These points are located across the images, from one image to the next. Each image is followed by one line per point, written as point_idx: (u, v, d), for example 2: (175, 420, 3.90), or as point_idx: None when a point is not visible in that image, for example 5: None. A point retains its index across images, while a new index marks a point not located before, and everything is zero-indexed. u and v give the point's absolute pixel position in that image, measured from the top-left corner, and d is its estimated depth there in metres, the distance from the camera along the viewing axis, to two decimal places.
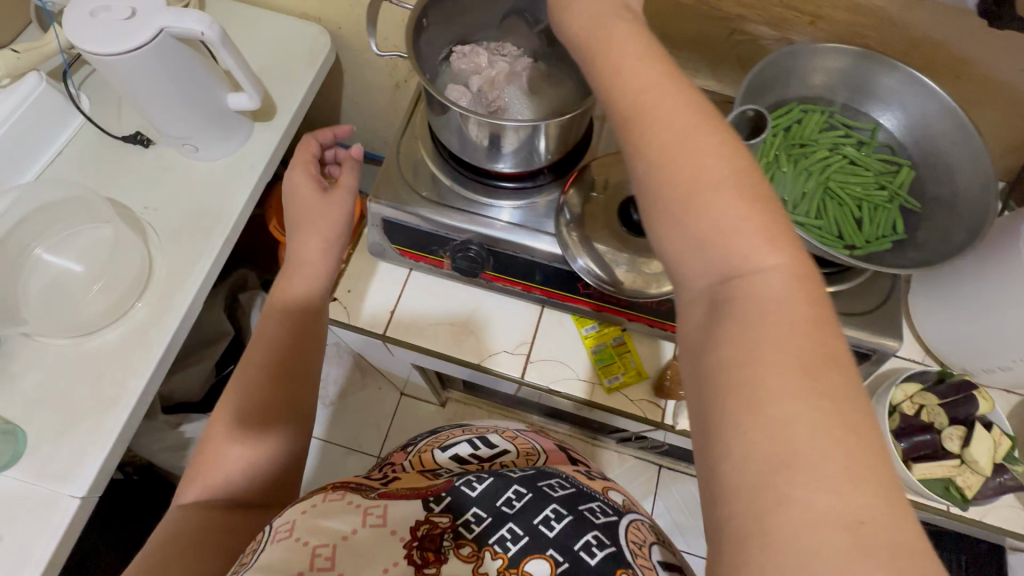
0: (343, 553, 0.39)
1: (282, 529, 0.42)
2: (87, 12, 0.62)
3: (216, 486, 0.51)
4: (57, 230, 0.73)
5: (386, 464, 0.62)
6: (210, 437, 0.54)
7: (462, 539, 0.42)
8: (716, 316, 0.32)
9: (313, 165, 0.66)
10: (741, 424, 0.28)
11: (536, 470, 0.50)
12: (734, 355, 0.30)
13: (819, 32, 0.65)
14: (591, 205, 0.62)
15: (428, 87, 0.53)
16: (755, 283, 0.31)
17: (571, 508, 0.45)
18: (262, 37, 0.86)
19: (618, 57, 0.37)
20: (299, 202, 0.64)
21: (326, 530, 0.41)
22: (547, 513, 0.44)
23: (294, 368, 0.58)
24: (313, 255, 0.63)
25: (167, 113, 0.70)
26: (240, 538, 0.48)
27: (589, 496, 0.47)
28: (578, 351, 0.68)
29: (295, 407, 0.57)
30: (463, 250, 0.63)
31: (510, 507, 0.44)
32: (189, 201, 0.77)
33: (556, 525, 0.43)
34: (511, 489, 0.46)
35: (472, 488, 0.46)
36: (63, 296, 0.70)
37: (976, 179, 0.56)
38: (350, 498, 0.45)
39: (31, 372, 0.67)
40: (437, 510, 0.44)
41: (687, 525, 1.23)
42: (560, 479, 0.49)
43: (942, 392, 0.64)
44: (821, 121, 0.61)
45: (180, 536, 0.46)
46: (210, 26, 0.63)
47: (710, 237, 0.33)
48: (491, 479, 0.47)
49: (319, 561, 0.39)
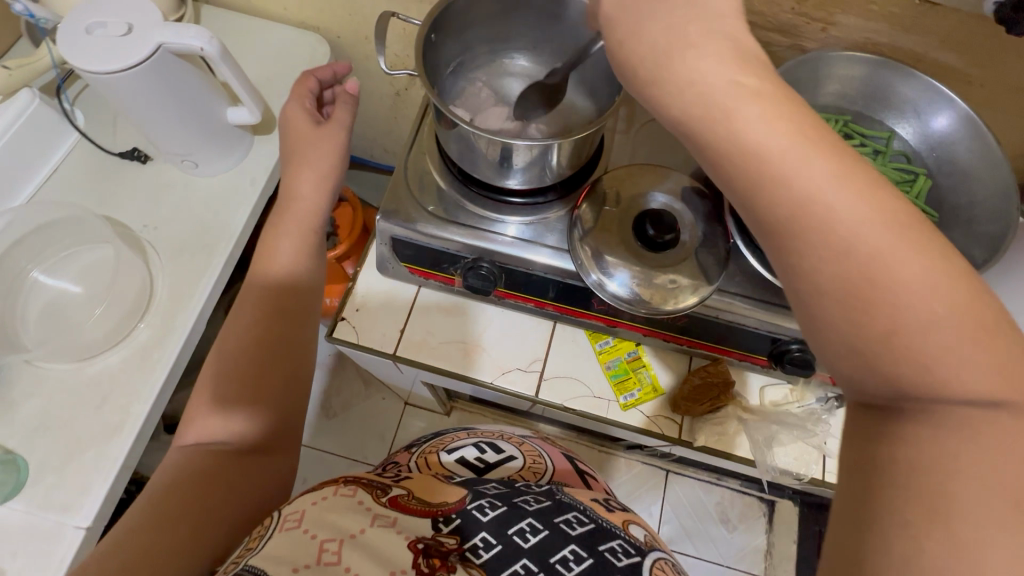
0: (350, 549, 0.37)
1: (290, 518, 0.40)
2: (81, 29, 0.60)
3: (216, 429, 0.49)
4: (55, 251, 0.71)
5: (391, 463, 0.60)
6: (213, 385, 0.52)
7: (470, 563, 0.39)
8: (893, 407, 0.31)
9: (309, 99, 0.64)
10: (915, 525, 0.28)
11: (552, 503, 0.48)
12: (916, 456, 0.29)
13: (831, 39, 0.64)
14: (604, 219, 0.60)
15: (438, 102, 0.51)
16: (928, 371, 0.30)
17: (591, 550, 0.43)
18: (260, 47, 0.84)
19: (642, 77, 0.36)
20: (293, 133, 0.61)
21: (334, 526, 0.39)
22: (565, 554, 0.42)
23: (295, 312, 0.56)
24: (306, 195, 0.60)
25: (165, 129, 0.68)
26: (242, 492, 0.46)
27: (609, 534, 0.46)
28: (593, 368, 0.67)
29: (298, 358, 0.55)
30: (475, 267, 0.61)
31: (524, 540, 0.42)
32: (189, 218, 0.75)
33: (575, 567, 0.41)
34: (525, 521, 0.44)
35: (484, 513, 0.44)
36: (63, 320, 0.69)
37: (995, 187, 0.55)
38: (360, 498, 0.43)
39: (32, 399, 0.65)
40: (446, 531, 0.41)
41: (696, 531, 1.22)
42: (578, 514, 0.47)
43: None
44: (836, 130, 0.60)
45: (182, 482, 0.44)
46: (209, 41, 0.61)
47: (881, 320, 0.31)
48: (503, 507, 0.45)
49: (326, 555, 0.37)
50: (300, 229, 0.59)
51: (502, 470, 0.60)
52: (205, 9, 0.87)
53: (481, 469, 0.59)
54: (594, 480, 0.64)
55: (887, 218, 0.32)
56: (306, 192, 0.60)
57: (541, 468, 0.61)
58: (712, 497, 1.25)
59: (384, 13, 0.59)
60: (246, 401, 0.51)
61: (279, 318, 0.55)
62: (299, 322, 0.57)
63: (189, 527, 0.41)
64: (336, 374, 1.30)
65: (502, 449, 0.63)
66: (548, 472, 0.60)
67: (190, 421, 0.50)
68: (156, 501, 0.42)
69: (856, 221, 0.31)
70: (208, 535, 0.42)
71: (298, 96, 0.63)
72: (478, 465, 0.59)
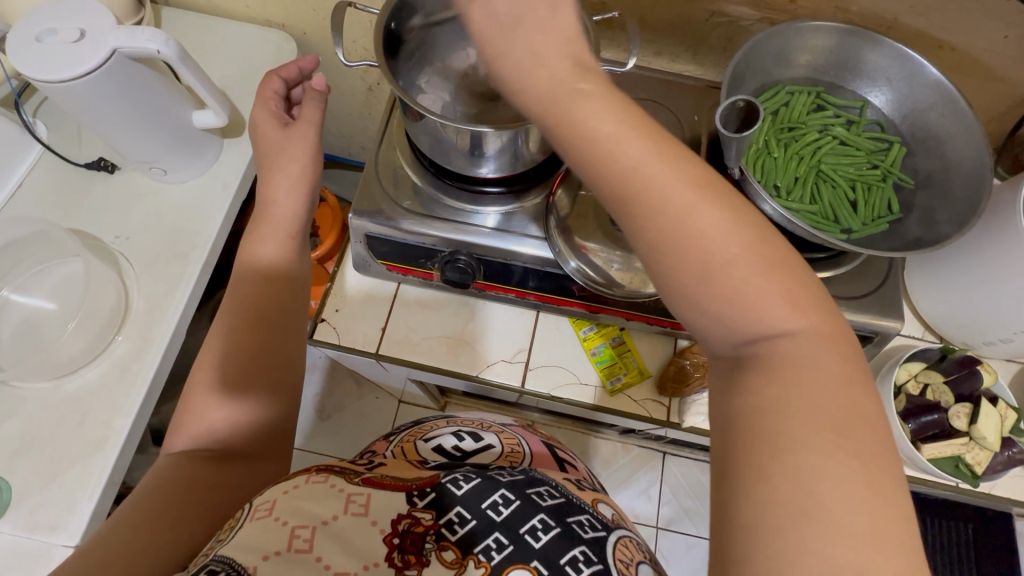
0: (322, 537, 0.38)
1: (261, 508, 0.40)
2: (31, 37, 0.58)
3: (201, 435, 0.48)
4: (25, 268, 0.69)
5: (368, 452, 0.60)
6: (194, 390, 0.50)
7: (444, 542, 0.40)
8: (742, 364, 0.34)
9: (276, 102, 0.62)
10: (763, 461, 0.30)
11: (525, 476, 0.48)
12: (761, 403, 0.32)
13: (800, 10, 0.63)
14: (580, 205, 0.60)
15: (401, 96, 0.50)
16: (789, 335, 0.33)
17: (559, 520, 0.43)
18: (224, 48, 0.82)
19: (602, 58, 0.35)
20: (263, 140, 0.60)
21: (306, 512, 0.39)
22: (535, 523, 0.42)
23: (270, 311, 0.54)
24: (280, 195, 0.58)
25: (129, 136, 0.66)
26: (225, 496, 0.45)
27: (578, 507, 0.46)
28: (579, 356, 0.66)
29: (276, 369, 0.53)
30: (452, 260, 0.60)
31: (497, 512, 0.42)
32: (162, 226, 0.74)
33: (543, 537, 0.41)
34: (498, 493, 0.44)
35: (458, 486, 0.44)
36: (38, 337, 0.67)
37: (967, 151, 0.55)
38: (333, 481, 0.43)
39: (10, 420, 0.64)
40: (420, 506, 0.42)
41: (695, 510, 1.23)
42: (550, 488, 0.47)
43: (947, 368, 0.64)
44: (809, 102, 0.60)
45: (162, 486, 0.44)
46: (166, 43, 0.59)
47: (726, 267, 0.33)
48: (477, 479, 0.45)
49: (298, 543, 0.37)
50: (281, 227, 0.57)
51: (477, 460, 0.58)
52: (165, 11, 0.85)
53: (458, 456, 0.58)
54: (571, 467, 0.63)
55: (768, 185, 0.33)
56: (284, 184, 0.58)
57: (518, 455, 0.61)
58: None
59: (341, 3, 0.57)
60: (228, 392, 0.50)
61: (255, 319, 0.53)
62: (280, 312, 0.54)
63: (168, 528, 0.40)
64: (327, 376, 1.29)
65: (480, 437, 0.63)
66: (527, 461, 0.60)
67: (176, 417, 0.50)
68: (135, 505, 0.42)
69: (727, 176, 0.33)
70: (188, 534, 0.41)
71: (260, 104, 0.61)
72: (453, 454, 0.58)
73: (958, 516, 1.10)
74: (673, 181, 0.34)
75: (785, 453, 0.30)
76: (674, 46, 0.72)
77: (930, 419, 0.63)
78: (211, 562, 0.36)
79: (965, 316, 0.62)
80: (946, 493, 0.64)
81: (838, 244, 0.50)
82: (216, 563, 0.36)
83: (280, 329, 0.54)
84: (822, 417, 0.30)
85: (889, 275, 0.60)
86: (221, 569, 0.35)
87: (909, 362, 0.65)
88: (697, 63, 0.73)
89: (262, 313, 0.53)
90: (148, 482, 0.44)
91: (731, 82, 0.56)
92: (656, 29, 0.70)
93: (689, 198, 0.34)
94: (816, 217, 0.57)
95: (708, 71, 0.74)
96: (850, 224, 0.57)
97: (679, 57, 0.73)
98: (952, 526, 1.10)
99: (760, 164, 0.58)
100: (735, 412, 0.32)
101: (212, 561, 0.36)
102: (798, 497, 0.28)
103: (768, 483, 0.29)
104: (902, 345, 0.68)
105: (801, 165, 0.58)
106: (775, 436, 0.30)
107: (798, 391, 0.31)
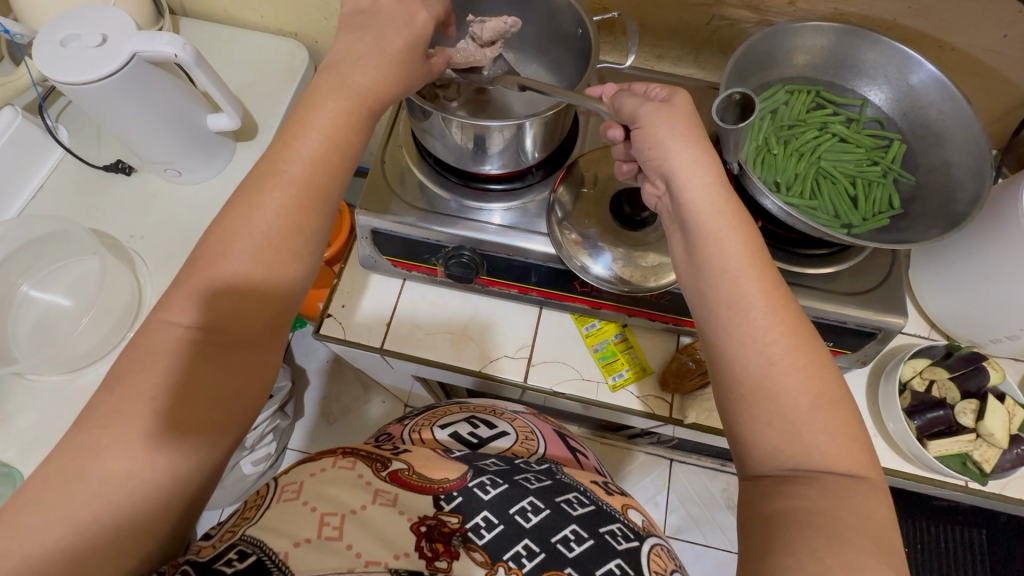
0: (350, 525, 0.39)
1: (288, 489, 0.41)
2: (56, 43, 0.61)
3: None
4: (44, 265, 0.71)
5: (382, 434, 0.60)
6: None
7: (472, 544, 0.42)
8: (793, 417, 0.37)
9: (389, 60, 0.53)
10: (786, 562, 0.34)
11: (553, 482, 0.50)
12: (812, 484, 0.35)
13: (799, 12, 0.64)
14: (583, 201, 0.61)
15: (414, 99, 0.52)
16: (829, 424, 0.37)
17: (591, 532, 0.45)
18: (239, 56, 0.85)
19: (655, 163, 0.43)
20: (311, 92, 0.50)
21: (334, 499, 0.40)
22: (567, 533, 0.44)
23: None
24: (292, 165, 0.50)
25: (148, 139, 0.69)
26: None
27: (609, 517, 0.47)
28: (580, 351, 0.67)
29: None
30: (456, 256, 0.62)
31: (525, 519, 0.44)
32: (176, 226, 0.76)
33: (576, 547, 0.43)
34: (527, 500, 0.46)
35: (485, 491, 0.45)
36: (53, 332, 0.69)
37: (968, 145, 0.55)
38: (360, 470, 0.44)
39: (25, 412, 0.65)
40: (447, 510, 0.43)
41: (703, 519, 1.21)
42: (578, 495, 0.49)
43: (952, 364, 0.63)
44: (809, 101, 0.60)
45: None
46: (183, 48, 0.62)
47: (802, 410, 0.37)
48: (505, 485, 0.46)
49: (328, 530, 0.38)
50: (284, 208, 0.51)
51: (490, 448, 0.59)
52: (182, 21, 0.88)
53: (473, 444, 0.60)
54: (583, 456, 0.65)
55: (811, 352, 0.39)
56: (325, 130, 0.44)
57: (530, 446, 0.61)
58: (717, 484, 1.24)
59: None
60: None
61: None
62: (288, 322, 0.44)
63: None
64: (334, 380, 1.30)
65: (493, 424, 0.63)
66: (539, 452, 0.60)
67: (138, 359, 0.38)
68: None
69: (799, 328, 0.39)
70: None
71: (427, 5, 0.49)
72: (470, 440, 0.60)
73: (972, 523, 1.07)
74: (782, 333, 0.38)
75: (834, 535, 0.34)
76: (675, 50, 0.73)
77: (937, 414, 0.62)
78: (239, 542, 0.37)
79: (971, 314, 0.62)
80: (954, 494, 0.62)
81: (836, 237, 0.50)
82: (245, 542, 0.37)
83: (274, 340, 0.44)
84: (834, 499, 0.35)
85: (891, 274, 0.60)
86: (252, 552, 0.36)
87: (914, 359, 0.63)
88: (699, 66, 0.75)
89: (278, 317, 0.43)
90: None
91: (731, 79, 0.57)
92: (658, 34, 0.71)
93: (794, 355, 0.38)
94: (817, 212, 0.57)
95: (710, 73, 0.75)
96: (851, 219, 0.57)
97: (681, 60, 0.75)
98: (969, 537, 1.07)
99: (760, 160, 0.59)
100: (774, 500, 0.37)
101: (241, 540, 0.37)
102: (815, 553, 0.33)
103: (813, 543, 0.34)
104: (905, 343, 0.67)
105: (801, 161, 0.59)
106: (821, 520, 0.34)
107: (825, 470, 0.36)
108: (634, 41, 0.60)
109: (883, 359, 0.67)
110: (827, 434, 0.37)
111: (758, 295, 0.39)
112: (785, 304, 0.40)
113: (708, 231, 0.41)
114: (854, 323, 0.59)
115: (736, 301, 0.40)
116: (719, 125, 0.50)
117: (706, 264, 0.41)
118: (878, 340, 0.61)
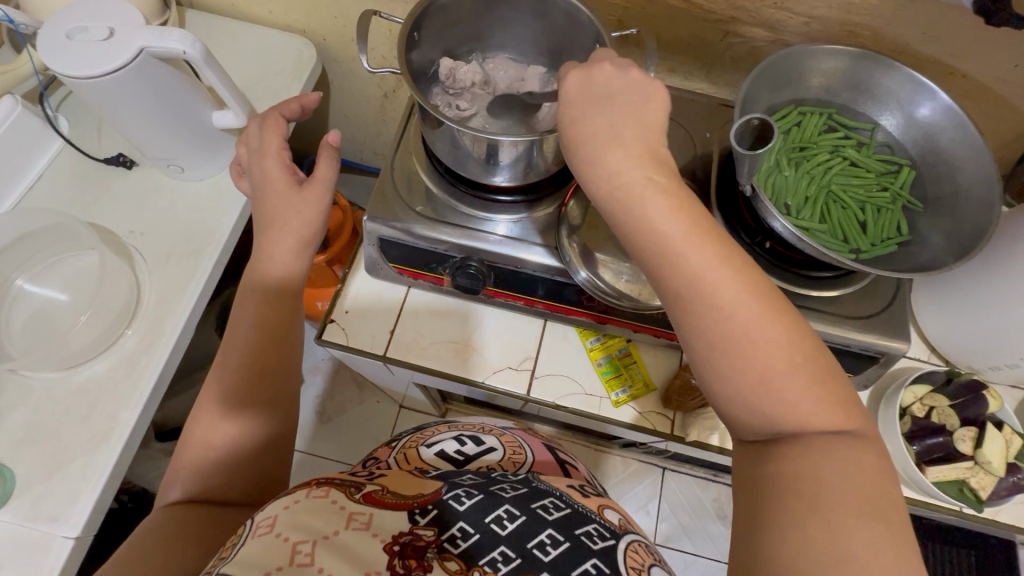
0: (323, 550, 0.38)
1: (262, 524, 0.40)
2: (62, 34, 0.60)
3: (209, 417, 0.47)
4: (40, 259, 0.70)
5: (369, 460, 0.60)
6: (195, 421, 0.48)
7: (447, 554, 0.41)
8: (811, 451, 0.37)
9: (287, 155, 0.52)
10: None
11: (529, 489, 0.49)
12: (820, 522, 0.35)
13: (814, 32, 0.64)
14: (591, 215, 0.61)
15: (421, 103, 0.51)
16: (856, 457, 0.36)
17: (567, 534, 0.44)
18: (245, 51, 0.84)
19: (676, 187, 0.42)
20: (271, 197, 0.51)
21: (308, 527, 0.40)
22: (543, 538, 0.44)
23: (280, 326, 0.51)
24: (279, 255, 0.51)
25: (151, 133, 0.67)
26: (220, 528, 0.44)
27: (585, 518, 0.47)
28: (585, 365, 0.67)
29: (285, 364, 0.51)
30: (463, 267, 0.61)
31: (501, 527, 0.44)
32: (177, 224, 0.74)
33: (552, 550, 0.43)
34: (502, 507, 0.45)
35: (461, 502, 0.45)
36: (49, 326, 0.68)
37: (977, 176, 0.55)
38: (333, 496, 0.43)
39: (18, 408, 0.64)
40: (423, 523, 0.42)
41: (694, 528, 1.22)
42: (554, 499, 0.49)
43: (953, 392, 0.64)
44: (820, 123, 0.60)
45: (148, 539, 0.42)
46: (191, 45, 0.60)
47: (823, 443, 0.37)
48: (481, 495, 0.46)
49: (301, 557, 0.38)
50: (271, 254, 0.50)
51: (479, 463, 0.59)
52: (189, 13, 0.86)
53: (460, 462, 0.59)
54: (573, 468, 0.64)
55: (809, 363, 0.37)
56: (279, 252, 0.51)
57: (519, 459, 0.61)
58: (709, 494, 1.25)
59: (367, 11, 0.58)
60: (240, 410, 0.48)
61: (269, 326, 0.50)
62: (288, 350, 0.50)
63: (158, 558, 0.40)
64: (328, 379, 1.29)
65: (481, 441, 0.63)
66: (527, 463, 0.61)
67: None
68: (123, 555, 0.41)
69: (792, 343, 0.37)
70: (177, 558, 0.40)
71: None
72: (457, 458, 0.60)
73: (959, 542, 1.09)
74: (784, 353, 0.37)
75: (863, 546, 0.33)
76: (687, 64, 0.73)
77: (935, 440, 0.63)
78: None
79: (971, 341, 0.62)
80: (952, 519, 0.63)
81: (845, 262, 0.50)
82: None
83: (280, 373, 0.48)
84: (863, 492, 0.34)
85: (895, 299, 0.60)
86: None
87: (916, 384, 0.64)
88: (710, 81, 0.74)
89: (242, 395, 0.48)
90: (139, 534, 0.43)
91: (747, 99, 0.57)
92: (671, 48, 0.71)
93: (799, 372, 0.36)
94: (824, 235, 0.57)
95: (721, 89, 0.75)
96: (858, 244, 0.57)
97: (692, 75, 0.74)
98: (956, 557, 1.08)
99: (770, 180, 0.58)
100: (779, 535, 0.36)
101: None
102: (841, 554, 0.32)
103: (841, 542, 0.32)
104: (908, 366, 0.68)
105: (811, 184, 0.59)
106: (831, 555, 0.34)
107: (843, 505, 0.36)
108: (652, 58, 0.58)
109: (884, 382, 0.67)
110: (824, 407, 0.36)
111: (753, 316, 0.37)
112: (758, 287, 0.38)
113: (679, 262, 0.39)
114: (857, 346, 0.60)
115: (714, 315, 0.37)
116: (735, 148, 0.49)
117: (672, 291, 0.39)
118: (880, 364, 0.62)
